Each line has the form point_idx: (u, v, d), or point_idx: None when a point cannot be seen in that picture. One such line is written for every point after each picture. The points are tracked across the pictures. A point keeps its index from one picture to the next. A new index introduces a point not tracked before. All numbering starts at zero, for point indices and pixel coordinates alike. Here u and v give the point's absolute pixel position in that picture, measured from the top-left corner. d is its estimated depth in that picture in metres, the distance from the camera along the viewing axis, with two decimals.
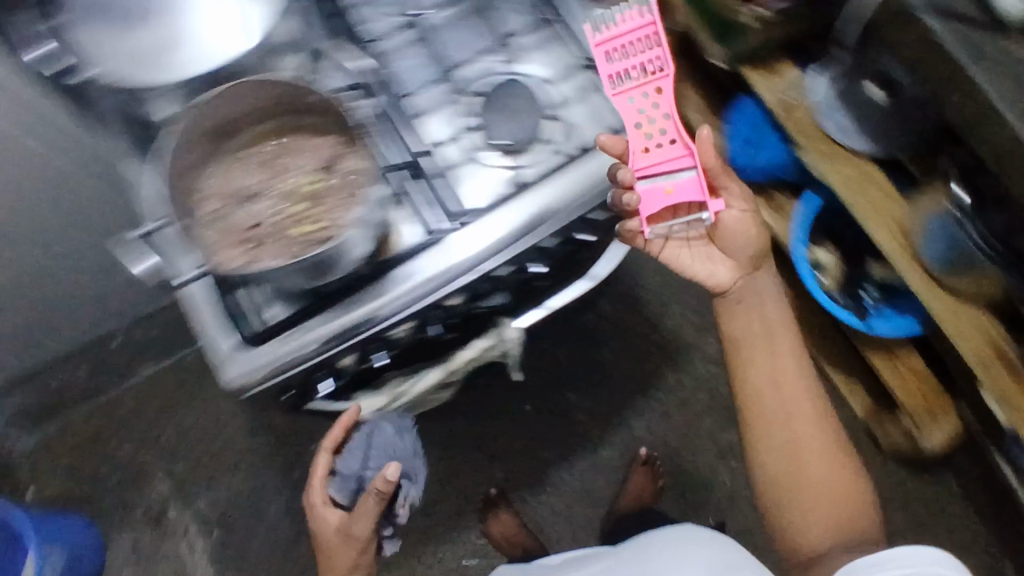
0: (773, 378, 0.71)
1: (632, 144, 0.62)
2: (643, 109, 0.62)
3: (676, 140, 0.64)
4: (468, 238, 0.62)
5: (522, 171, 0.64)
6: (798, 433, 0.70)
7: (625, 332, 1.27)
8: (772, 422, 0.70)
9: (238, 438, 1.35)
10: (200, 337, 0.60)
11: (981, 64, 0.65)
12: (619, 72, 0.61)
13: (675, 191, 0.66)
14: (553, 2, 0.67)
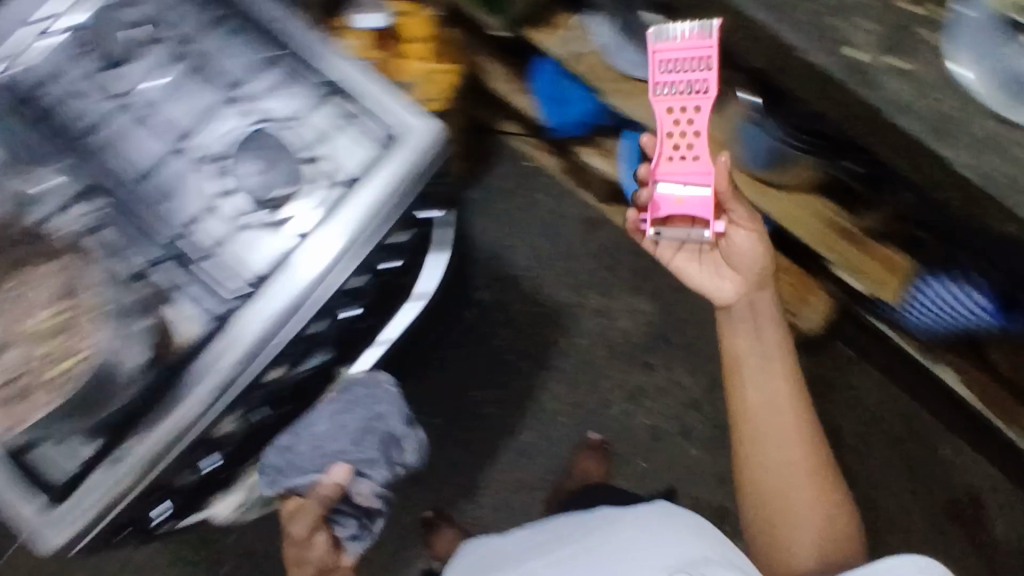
0: (774, 392, 0.82)
1: (658, 150, 0.76)
2: (678, 117, 0.74)
3: (698, 157, 0.75)
4: (255, 310, 0.60)
5: (294, 222, 0.62)
6: (795, 449, 0.80)
7: (509, 315, 1.27)
8: (772, 435, 0.80)
9: (167, 547, 1.30)
10: (8, 511, 0.60)
11: None
12: (665, 82, 0.73)
13: (686, 201, 0.77)
14: (273, 40, 0.66)
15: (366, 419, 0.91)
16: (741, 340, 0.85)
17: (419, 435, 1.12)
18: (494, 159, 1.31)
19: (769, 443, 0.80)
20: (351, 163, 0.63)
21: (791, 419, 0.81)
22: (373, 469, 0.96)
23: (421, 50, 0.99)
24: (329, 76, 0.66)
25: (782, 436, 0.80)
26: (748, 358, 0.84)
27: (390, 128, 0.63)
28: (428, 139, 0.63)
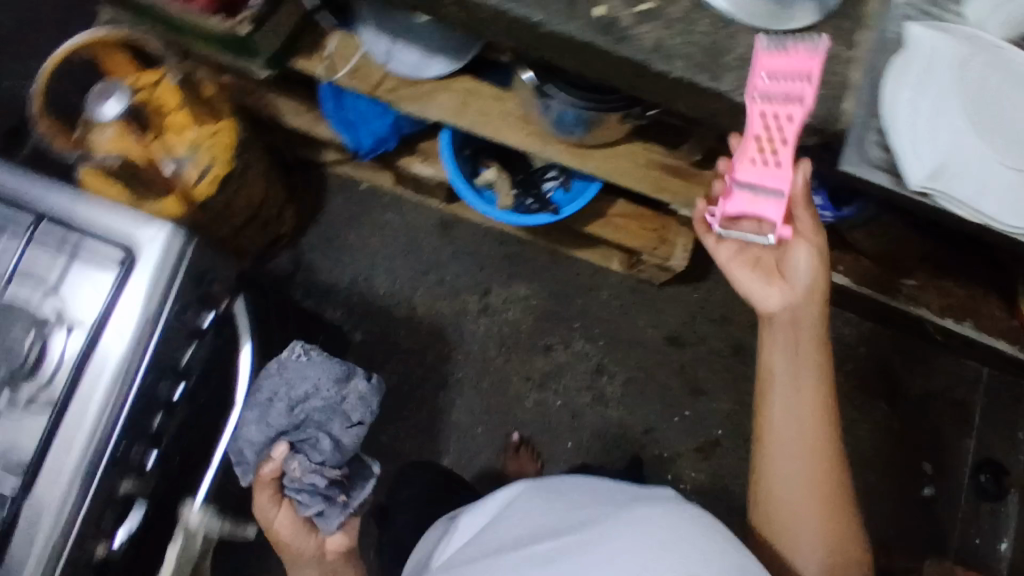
0: (806, 412, 0.74)
1: (743, 150, 0.66)
2: (767, 126, 0.63)
3: (781, 164, 0.66)
4: (38, 501, 0.55)
5: (51, 391, 0.56)
6: (819, 474, 0.73)
7: (394, 344, 1.22)
8: (797, 459, 0.73)
9: None
10: None
11: None
12: (764, 87, 0.62)
13: (758, 204, 0.70)
14: None
15: (290, 388, 0.84)
16: (777, 350, 0.75)
17: (362, 408, 0.87)
18: (327, 192, 1.24)
19: (790, 465, 0.73)
20: (90, 303, 0.57)
21: (821, 442, 0.74)
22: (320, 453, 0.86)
23: (182, 119, 0.91)
24: (34, 210, 0.58)
25: (806, 460, 0.73)
26: (780, 372, 0.75)
27: (118, 250, 0.57)
28: (161, 251, 0.57)
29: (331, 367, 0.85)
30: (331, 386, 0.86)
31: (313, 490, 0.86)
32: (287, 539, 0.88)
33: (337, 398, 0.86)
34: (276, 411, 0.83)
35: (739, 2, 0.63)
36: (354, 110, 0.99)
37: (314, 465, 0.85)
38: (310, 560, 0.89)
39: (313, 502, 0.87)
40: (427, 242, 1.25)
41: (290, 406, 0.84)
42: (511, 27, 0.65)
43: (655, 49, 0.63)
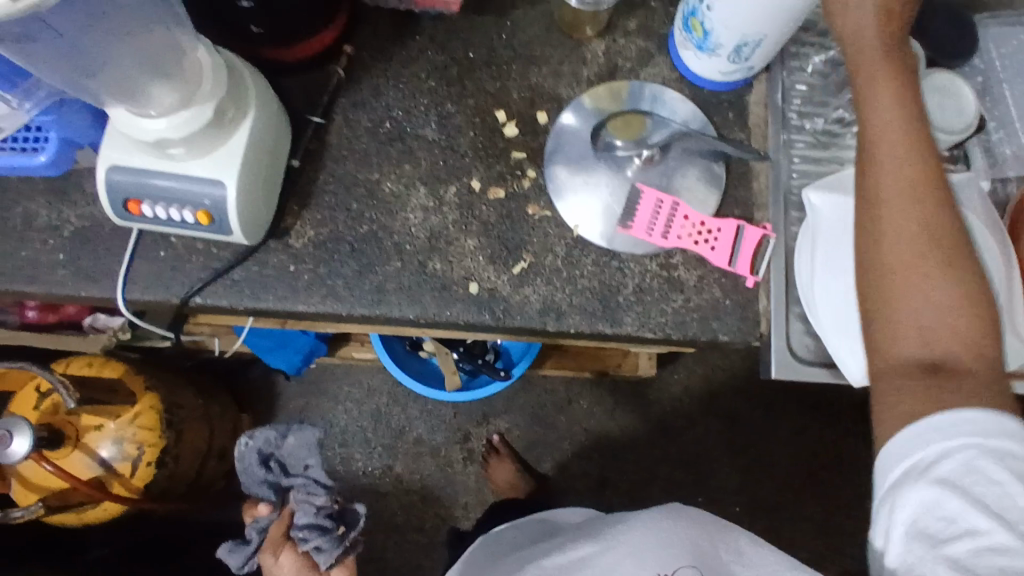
0: (931, 234, 0.46)
1: (707, 231, 0.58)
2: (686, 230, 0.58)
3: (705, 247, 0.58)
4: None
5: None
6: (949, 314, 0.45)
7: (387, 519, 1.18)
8: (913, 303, 0.45)
9: None
10: None
11: (273, 295, 0.58)
12: (656, 220, 0.58)
13: (747, 261, 0.58)
14: None
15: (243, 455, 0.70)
16: (878, 147, 0.49)
17: (307, 451, 0.70)
18: (277, 387, 1.20)
19: (892, 311, 0.46)
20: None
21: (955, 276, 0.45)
22: (303, 489, 0.70)
23: (94, 419, 0.87)
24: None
25: (928, 294, 0.45)
26: (893, 177, 0.48)
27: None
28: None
29: (269, 430, 0.70)
30: (281, 437, 0.71)
31: (319, 529, 0.69)
32: None
33: (288, 452, 0.71)
34: (253, 471, 0.70)
35: (618, 227, 0.58)
36: (263, 345, 0.93)
37: (305, 497, 0.69)
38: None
39: (315, 540, 0.69)
40: (392, 406, 1.21)
41: (258, 464, 0.70)
42: (388, 324, 0.60)
43: (545, 309, 0.58)
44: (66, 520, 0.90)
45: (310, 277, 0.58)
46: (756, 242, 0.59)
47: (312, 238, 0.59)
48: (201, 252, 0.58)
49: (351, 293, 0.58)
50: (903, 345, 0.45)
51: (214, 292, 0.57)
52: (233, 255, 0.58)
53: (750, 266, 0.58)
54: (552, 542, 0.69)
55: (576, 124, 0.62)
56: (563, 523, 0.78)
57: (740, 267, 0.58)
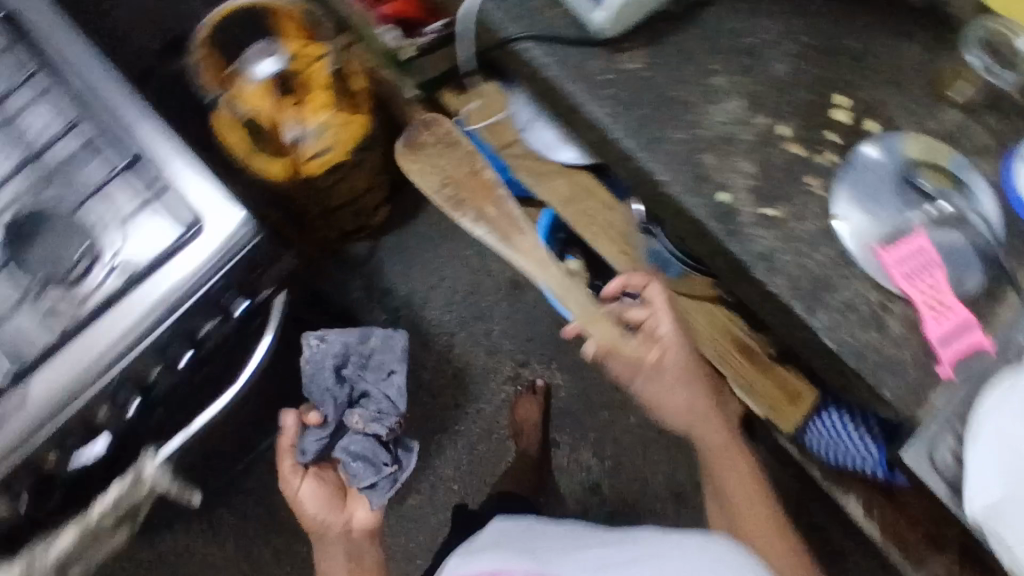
0: (749, 479, 0.84)
1: (942, 306, 0.59)
2: (927, 291, 0.60)
3: (930, 316, 0.59)
4: (33, 389, 0.58)
5: (90, 300, 0.60)
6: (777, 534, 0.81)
7: (419, 368, 1.22)
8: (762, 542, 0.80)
9: None
10: None
11: (578, 85, 0.63)
12: (908, 267, 0.60)
13: (956, 354, 0.58)
14: (134, 139, 0.63)
15: (312, 358, 0.93)
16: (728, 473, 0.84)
17: (390, 358, 0.98)
18: (425, 207, 1.25)
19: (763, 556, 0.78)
20: (89, 217, 0.62)
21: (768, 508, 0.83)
22: (371, 397, 0.96)
23: (325, 97, 0.95)
24: (155, 112, 0.64)
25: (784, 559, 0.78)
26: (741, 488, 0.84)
27: (185, 214, 0.61)
28: (181, 234, 0.60)
29: (345, 338, 0.94)
30: (362, 342, 0.98)
31: (367, 459, 0.93)
32: (318, 514, 0.86)
33: (372, 358, 0.97)
34: (325, 369, 0.93)
35: (870, 249, 0.60)
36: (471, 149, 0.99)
37: (372, 415, 0.95)
38: (338, 536, 0.85)
39: (366, 473, 0.91)
40: (494, 291, 1.25)
41: (332, 362, 0.93)
42: (635, 176, 0.64)
43: (762, 256, 0.61)
44: (234, 150, 0.94)
45: (614, 94, 0.63)
46: (969, 349, 0.59)
47: (634, 69, 0.64)
48: (552, 17, 0.64)
49: (631, 129, 0.63)
50: None
51: (540, 49, 0.64)
52: (578, 35, 0.64)
53: (953, 361, 0.58)
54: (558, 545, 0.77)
55: (887, 159, 0.63)
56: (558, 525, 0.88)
57: (943, 354, 0.58)
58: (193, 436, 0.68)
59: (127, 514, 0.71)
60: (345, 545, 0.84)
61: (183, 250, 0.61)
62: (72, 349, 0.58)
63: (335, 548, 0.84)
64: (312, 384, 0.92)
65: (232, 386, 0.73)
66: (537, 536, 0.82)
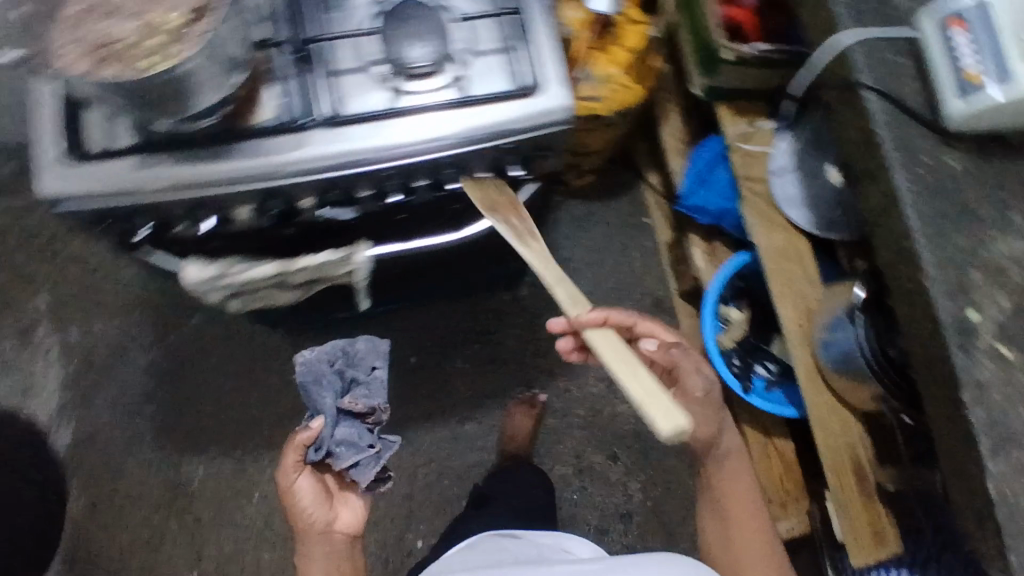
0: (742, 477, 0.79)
1: None
2: None
3: None
4: (337, 138, 0.62)
5: (420, 98, 0.64)
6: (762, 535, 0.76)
7: (537, 324, 1.22)
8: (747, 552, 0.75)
9: (98, 299, 1.15)
10: (31, 141, 0.60)
11: (901, 155, 0.67)
12: None
13: None
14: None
15: (305, 362, 0.81)
16: (728, 502, 0.77)
17: (376, 355, 0.85)
18: (616, 195, 1.28)
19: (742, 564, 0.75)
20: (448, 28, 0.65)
21: (758, 505, 0.78)
22: (358, 388, 0.82)
23: (625, 59, 0.99)
24: None
25: None
26: (740, 526, 0.77)
27: (524, 78, 0.65)
28: (523, 88, 0.64)
29: (335, 341, 0.84)
30: (346, 354, 0.84)
31: (350, 441, 0.79)
32: (309, 507, 0.79)
33: (358, 359, 0.84)
34: (317, 369, 0.81)
35: None
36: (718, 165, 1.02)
37: (364, 395, 0.82)
38: (319, 536, 0.80)
39: (350, 454, 0.78)
40: (637, 300, 1.25)
41: (326, 364, 0.81)
42: (908, 256, 0.66)
43: (979, 383, 0.62)
44: None
45: (931, 179, 0.66)
46: None
47: (957, 169, 0.67)
48: (908, 91, 0.69)
49: (927, 214, 0.66)
50: None
51: (885, 109, 0.68)
52: (927, 117, 0.68)
53: None
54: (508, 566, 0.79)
55: None
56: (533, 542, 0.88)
57: None
58: (411, 252, 0.74)
59: (316, 279, 0.73)
60: (329, 547, 0.80)
61: (515, 99, 0.64)
62: (389, 127, 0.63)
63: (315, 546, 0.80)
64: (309, 387, 0.80)
65: (461, 231, 0.74)
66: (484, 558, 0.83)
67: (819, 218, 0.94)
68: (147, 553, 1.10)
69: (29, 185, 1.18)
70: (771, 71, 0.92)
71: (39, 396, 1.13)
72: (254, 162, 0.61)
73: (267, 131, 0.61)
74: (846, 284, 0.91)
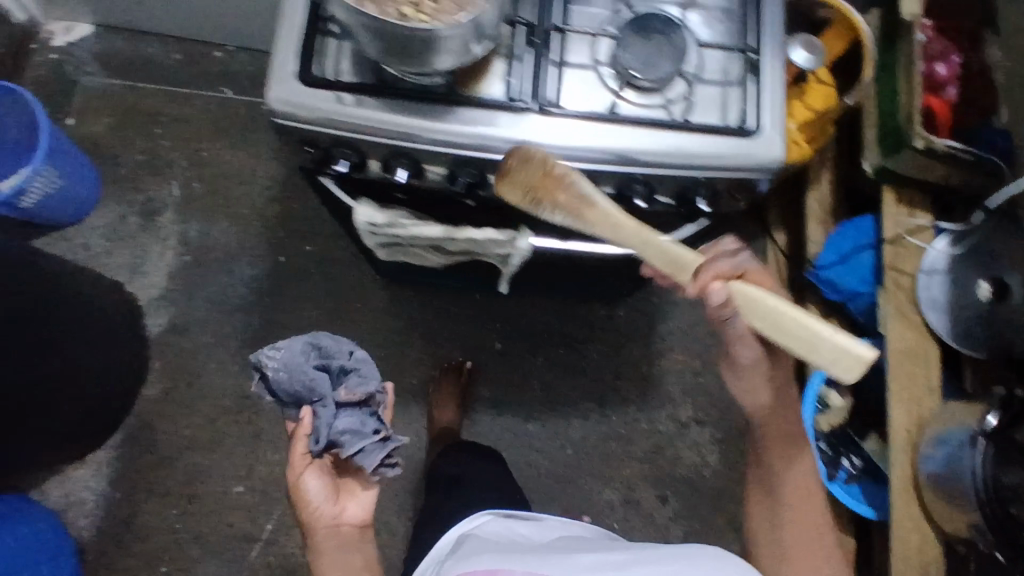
0: (810, 479, 0.70)
1: None
2: None
3: None
4: (550, 128, 0.62)
5: (638, 111, 0.63)
6: (819, 544, 0.68)
7: (627, 347, 1.20)
8: (792, 546, 0.67)
9: (228, 201, 1.20)
10: (274, 50, 0.61)
11: None
12: None
13: None
14: (764, 35, 0.65)
15: (285, 363, 0.78)
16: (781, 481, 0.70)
17: (345, 349, 0.81)
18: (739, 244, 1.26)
19: (787, 571, 0.67)
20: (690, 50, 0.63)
21: (818, 509, 0.69)
22: (351, 382, 0.79)
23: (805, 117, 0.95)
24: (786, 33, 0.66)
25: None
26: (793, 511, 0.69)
27: (746, 120, 0.63)
28: (740, 128, 0.63)
29: (297, 340, 0.79)
30: (317, 351, 0.80)
31: (352, 430, 0.77)
32: (325, 505, 0.78)
33: (330, 350, 0.80)
34: (296, 365, 0.78)
35: None
36: (865, 247, 0.99)
37: (356, 381, 0.79)
38: (327, 532, 0.76)
39: (356, 442, 0.77)
40: None
41: (306, 358, 0.79)
42: None
43: None
44: None
45: None
46: None
47: None
48: None
49: None
50: None
51: None
52: None
53: None
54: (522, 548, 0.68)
55: None
56: (546, 525, 0.77)
57: None
58: (570, 254, 0.71)
59: (471, 250, 0.73)
60: (357, 548, 0.76)
61: (729, 136, 0.62)
62: (602, 132, 0.62)
63: (338, 543, 0.76)
64: (298, 381, 0.78)
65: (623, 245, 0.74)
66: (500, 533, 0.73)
67: (959, 329, 0.90)
68: (201, 453, 1.13)
69: (194, 79, 1.22)
70: (954, 171, 0.89)
71: (146, 276, 1.17)
72: (468, 130, 0.61)
73: (485, 100, 0.62)
74: (973, 403, 0.86)
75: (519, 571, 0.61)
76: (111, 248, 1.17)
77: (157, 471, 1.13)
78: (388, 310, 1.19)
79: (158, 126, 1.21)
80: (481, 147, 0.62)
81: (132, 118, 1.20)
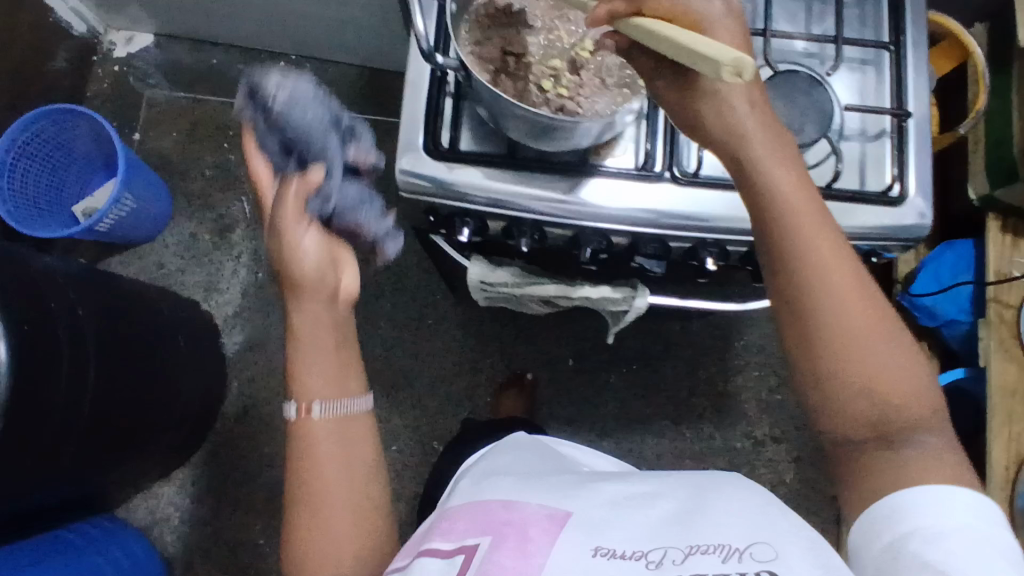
0: (824, 229, 0.49)
1: None
2: None
3: None
4: (687, 198, 0.59)
5: None
6: (871, 328, 0.47)
7: (702, 363, 1.20)
8: (834, 346, 0.47)
9: None
10: (401, 121, 0.60)
11: None
12: None
13: None
14: (909, 93, 0.61)
15: (292, 106, 0.63)
16: (799, 253, 0.48)
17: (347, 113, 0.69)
18: None
19: (842, 379, 0.47)
20: (837, 113, 0.59)
21: (860, 283, 0.48)
22: (357, 146, 0.68)
23: None
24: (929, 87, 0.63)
25: (871, 388, 0.47)
26: (831, 292, 0.48)
27: (891, 186, 0.60)
28: (887, 194, 0.59)
29: (303, 82, 0.66)
30: (327, 103, 0.67)
31: (363, 193, 0.65)
32: (325, 262, 0.57)
33: (334, 107, 0.67)
34: (308, 105, 0.64)
35: None
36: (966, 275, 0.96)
37: (364, 150, 0.68)
38: (320, 298, 0.57)
39: (370, 214, 0.66)
40: None
41: (315, 102, 0.65)
42: None
43: None
44: None
45: None
46: None
47: None
48: None
49: None
50: (878, 423, 0.46)
51: None
52: None
53: None
54: (545, 478, 0.56)
55: None
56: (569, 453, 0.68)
57: None
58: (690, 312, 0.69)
59: (583, 305, 0.72)
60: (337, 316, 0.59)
61: (875, 204, 0.59)
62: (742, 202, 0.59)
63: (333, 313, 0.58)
64: (308, 134, 0.63)
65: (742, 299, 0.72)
66: (520, 468, 0.62)
67: None
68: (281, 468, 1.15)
69: None
70: None
71: (221, 293, 1.17)
72: (602, 202, 0.59)
73: (618, 172, 0.59)
74: None
75: (536, 502, 0.49)
76: (186, 264, 1.17)
77: (239, 487, 1.15)
78: (463, 327, 1.20)
79: (226, 140, 1.19)
80: (612, 217, 0.60)
81: (202, 133, 1.19)
